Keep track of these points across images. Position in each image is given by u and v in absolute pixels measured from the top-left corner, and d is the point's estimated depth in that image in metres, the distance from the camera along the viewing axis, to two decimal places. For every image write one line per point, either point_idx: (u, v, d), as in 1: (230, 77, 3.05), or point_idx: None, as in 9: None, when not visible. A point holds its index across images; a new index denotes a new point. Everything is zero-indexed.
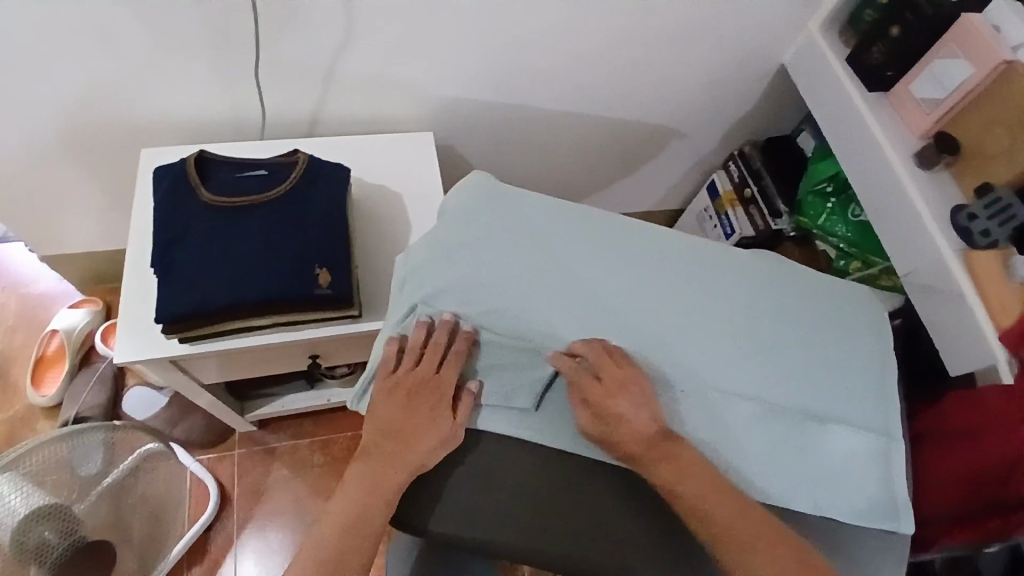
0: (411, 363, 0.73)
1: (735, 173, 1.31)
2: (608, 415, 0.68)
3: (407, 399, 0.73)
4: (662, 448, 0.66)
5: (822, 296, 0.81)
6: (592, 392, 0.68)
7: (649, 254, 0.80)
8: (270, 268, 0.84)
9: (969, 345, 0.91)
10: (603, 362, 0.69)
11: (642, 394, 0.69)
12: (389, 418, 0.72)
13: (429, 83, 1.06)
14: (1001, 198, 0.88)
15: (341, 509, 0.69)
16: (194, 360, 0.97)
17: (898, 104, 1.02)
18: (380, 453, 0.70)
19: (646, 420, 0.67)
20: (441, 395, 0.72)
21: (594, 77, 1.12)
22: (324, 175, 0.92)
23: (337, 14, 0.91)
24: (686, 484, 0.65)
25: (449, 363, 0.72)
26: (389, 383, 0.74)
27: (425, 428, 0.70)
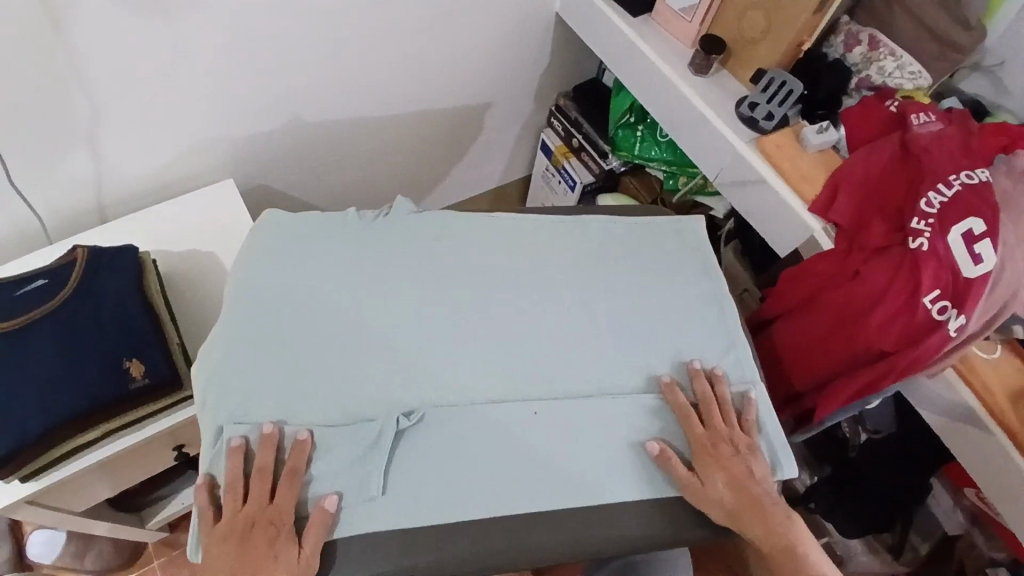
0: (236, 502, 0.68)
1: (559, 128, 1.34)
2: (711, 466, 0.72)
3: (241, 541, 0.67)
4: (756, 507, 0.71)
5: (617, 235, 0.87)
6: (697, 436, 0.73)
7: (453, 252, 0.82)
8: (81, 378, 0.80)
9: (785, 223, 0.94)
10: (710, 408, 0.74)
11: (745, 447, 0.74)
12: (233, 570, 0.65)
13: (211, 129, 1.01)
14: (773, 79, 0.94)
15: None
16: (65, 491, 0.89)
17: (663, 20, 1.05)
18: None
19: (746, 477, 0.72)
20: (281, 526, 0.66)
21: (377, 76, 1.10)
22: (110, 262, 0.87)
23: (76, 90, 0.84)
24: (789, 554, 0.72)
25: (282, 489, 0.67)
26: (219, 531, 0.67)
27: (271, 568, 0.64)
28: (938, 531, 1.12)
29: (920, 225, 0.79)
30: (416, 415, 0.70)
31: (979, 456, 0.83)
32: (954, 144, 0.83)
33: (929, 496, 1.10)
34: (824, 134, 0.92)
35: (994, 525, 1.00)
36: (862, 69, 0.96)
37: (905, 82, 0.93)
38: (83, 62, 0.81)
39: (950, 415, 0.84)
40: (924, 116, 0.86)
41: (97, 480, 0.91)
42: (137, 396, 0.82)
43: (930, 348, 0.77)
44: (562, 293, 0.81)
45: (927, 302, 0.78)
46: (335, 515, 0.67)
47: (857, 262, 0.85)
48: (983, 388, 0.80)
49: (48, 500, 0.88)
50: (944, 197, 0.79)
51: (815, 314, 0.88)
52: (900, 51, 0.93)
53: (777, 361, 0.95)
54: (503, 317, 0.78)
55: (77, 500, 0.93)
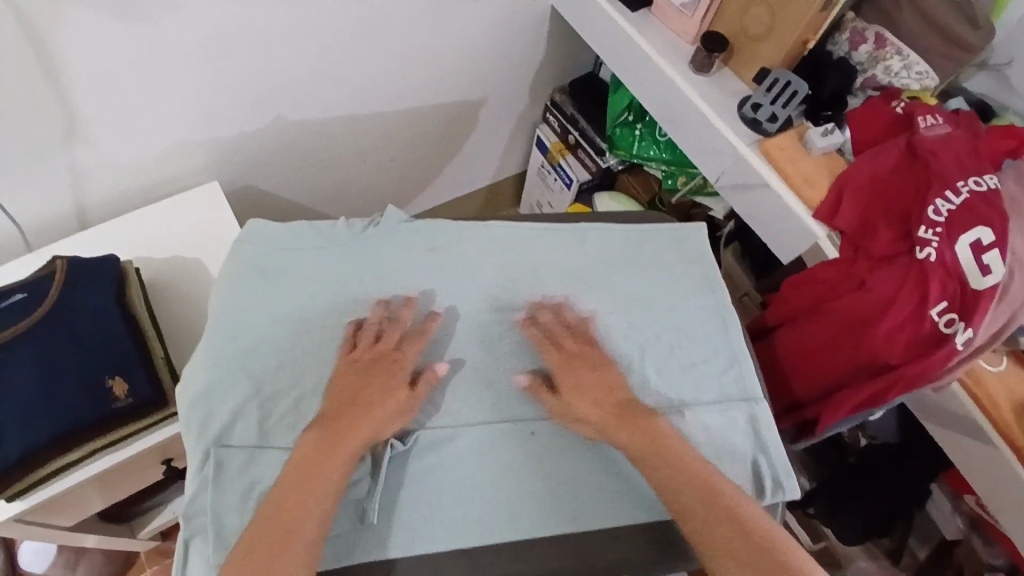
0: (371, 339, 0.71)
1: (555, 124, 1.32)
2: (569, 387, 0.71)
3: (365, 371, 0.69)
4: (627, 419, 0.69)
5: (618, 244, 0.85)
6: (553, 358, 0.72)
7: (448, 265, 0.80)
8: (64, 399, 0.77)
9: (787, 229, 0.91)
10: (560, 332, 0.74)
11: (601, 362, 0.73)
12: (352, 388, 0.68)
13: (194, 131, 0.97)
14: (777, 79, 0.91)
15: (287, 484, 0.62)
16: (53, 507, 0.86)
17: (663, 15, 1.01)
18: (329, 429, 0.65)
19: (603, 390, 0.70)
20: (403, 369, 0.70)
21: (367, 74, 1.06)
22: (90, 276, 0.84)
23: (51, 98, 0.80)
24: (660, 457, 0.66)
25: (409, 342, 0.71)
26: (350, 359, 0.70)
27: (384, 397, 0.67)
28: (939, 535, 1.11)
29: (928, 234, 0.77)
30: (410, 438, 0.69)
31: (981, 467, 0.82)
32: (961, 148, 0.80)
33: (929, 501, 1.10)
34: (829, 136, 0.89)
35: (994, 532, 1.00)
36: (868, 68, 0.92)
37: (912, 83, 0.90)
38: (57, 69, 0.78)
39: (953, 426, 0.83)
40: (931, 119, 0.84)
41: (83, 497, 0.88)
42: (121, 416, 0.80)
43: (937, 361, 0.75)
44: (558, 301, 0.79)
45: (934, 314, 0.76)
46: (344, 536, 0.65)
47: (859, 271, 0.83)
48: (990, 402, 0.78)
49: (36, 517, 0.86)
50: (952, 205, 0.76)
51: (817, 324, 0.86)
52: (907, 50, 0.89)
53: (778, 369, 0.93)
54: (499, 332, 0.76)
55: (66, 517, 0.90)
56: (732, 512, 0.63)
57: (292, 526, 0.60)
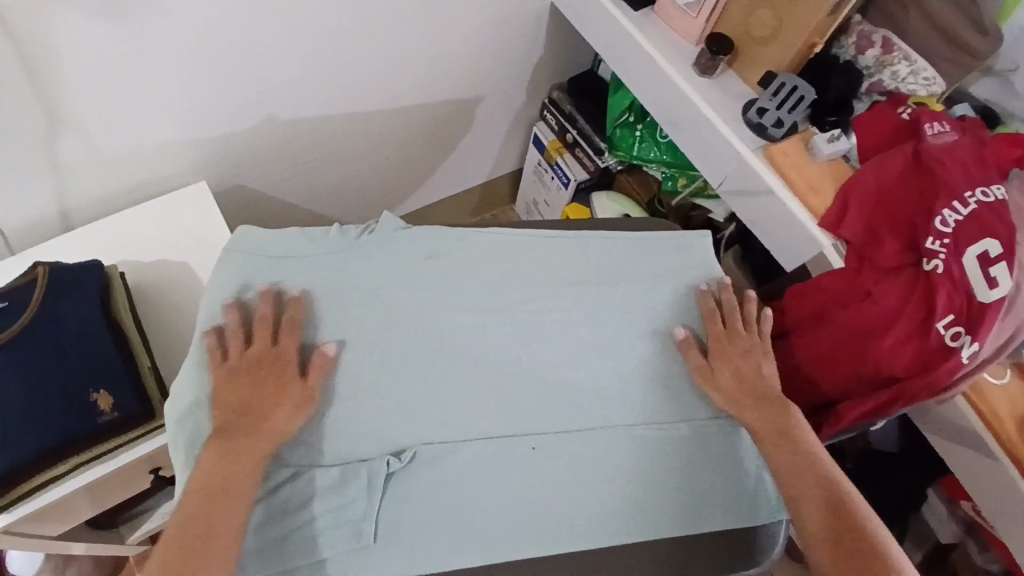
0: (243, 343, 0.69)
1: (553, 122, 1.29)
2: (723, 364, 0.75)
3: (248, 378, 0.67)
4: (768, 402, 0.73)
5: (621, 253, 0.83)
6: (715, 333, 0.76)
7: (447, 274, 0.78)
8: (47, 414, 0.75)
9: (791, 237, 0.90)
10: (731, 309, 0.78)
11: (754, 347, 0.76)
12: (245, 395, 0.67)
13: (182, 130, 0.94)
14: (783, 83, 0.89)
15: (195, 506, 0.61)
16: (45, 519, 0.83)
17: (665, 14, 0.99)
18: (228, 441, 0.64)
19: (753, 370, 0.75)
20: (287, 364, 0.68)
21: (361, 71, 1.03)
22: (73, 285, 0.81)
23: (27, 98, 0.77)
24: (790, 438, 0.71)
25: (288, 333, 0.70)
26: (225, 369, 0.68)
27: (278, 395, 0.67)
28: (935, 538, 1.11)
29: (936, 246, 0.75)
30: (406, 455, 0.66)
31: (980, 477, 0.81)
32: (969, 156, 0.79)
33: (924, 504, 1.10)
34: (835, 143, 0.88)
35: (986, 533, 1.00)
36: (875, 73, 0.91)
37: (919, 88, 0.88)
38: (36, 67, 0.74)
39: (955, 438, 0.82)
40: (938, 125, 0.82)
41: (73, 508, 0.85)
42: (105, 430, 0.77)
43: (943, 375, 0.74)
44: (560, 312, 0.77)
45: (940, 327, 0.74)
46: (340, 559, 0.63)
47: (864, 281, 0.81)
48: (993, 415, 0.78)
49: (31, 528, 0.82)
50: (959, 215, 0.75)
51: (821, 334, 0.84)
52: (914, 54, 0.88)
53: (778, 378, 0.91)
54: (499, 344, 0.74)
55: (60, 527, 0.88)
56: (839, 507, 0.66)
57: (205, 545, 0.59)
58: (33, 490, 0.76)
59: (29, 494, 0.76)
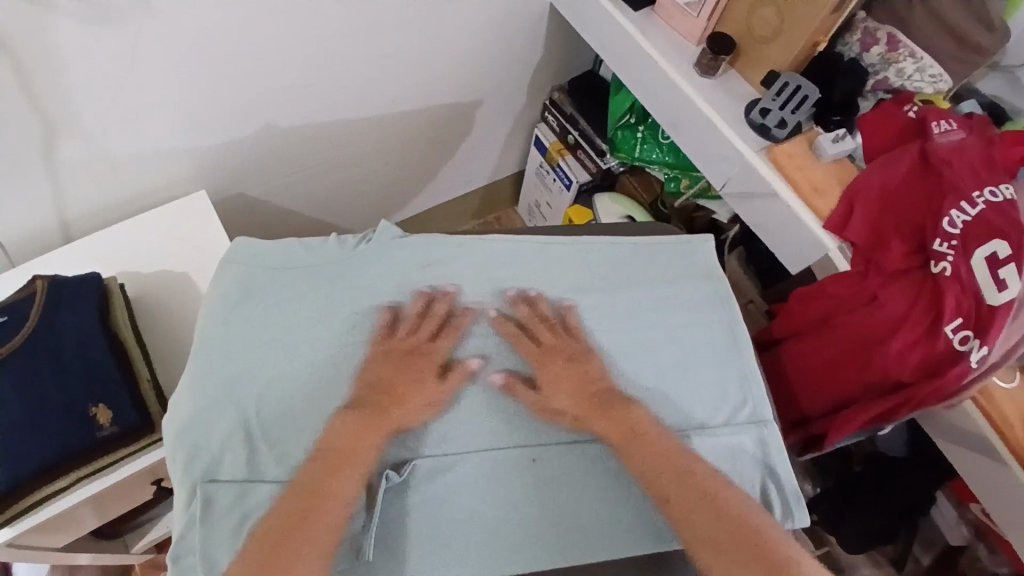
0: (409, 328, 0.72)
1: (554, 124, 1.28)
2: (549, 379, 0.71)
3: (402, 359, 0.70)
4: (606, 409, 0.69)
5: (627, 258, 0.82)
6: (530, 351, 0.72)
7: (449, 282, 0.77)
8: (46, 429, 0.75)
9: (796, 239, 0.88)
10: (536, 322, 0.74)
11: (580, 354, 0.73)
12: (381, 377, 0.69)
13: (179, 139, 0.93)
14: (787, 83, 0.87)
15: (300, 486, 0.62)
16: (47, 532, 0.82)
17: (666, 14, 0.97)
18: (364, 414, 0.66)
19: (584, 379, 0.71)
20: (435, 362, 0.70)
21: (358, 77, 1.02)
22: (71, 298, 0.80)
23: (22, 107, 0.76)
24: (638, 442, 0.67)
25: (444, 334, 0.72)
26: (386, 347, 0.71)
27: (417, 388, 0.68)
28: (942, 541, 1.09)
29: (943, 248, 0.74)
30: (406, 468, 0.66)
31: (991, 485, 0.79)
32: (975, 156, 0.77)
33: (933, 507, 1.08)
34: (839, 143, 0.86)
35: (996, 537, 0.98)
36: (880, 71, 0.89)
37: (925, 86, 0.87)
38: (30, 77, 0.74)
39: (965, 443, 0.80)
40: (945, 124, 0.80)
41: (75, 520, 0.84)
42: (106, 444, 0.77)
43: (951, 381, 0.72)
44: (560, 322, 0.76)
45: (947, 331, 0.73)
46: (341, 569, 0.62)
47: (868, 285, 0.80)
48: (1004, 421, 0.76)
49: (33, 541, 0.81)
50: (967, 216, 0.73)
51: (827, 338, 0.83)
52: (920, 51, 0.86)
53: (784, 383, 0.90)
54: (497, 354, 0.73)
55: (65, 537, 0.87)
56: (719, 506, 0.62)
57: (304, 524, 0.60)
58: (36, 504, 0.75)
59: (33, 507, 0.75)
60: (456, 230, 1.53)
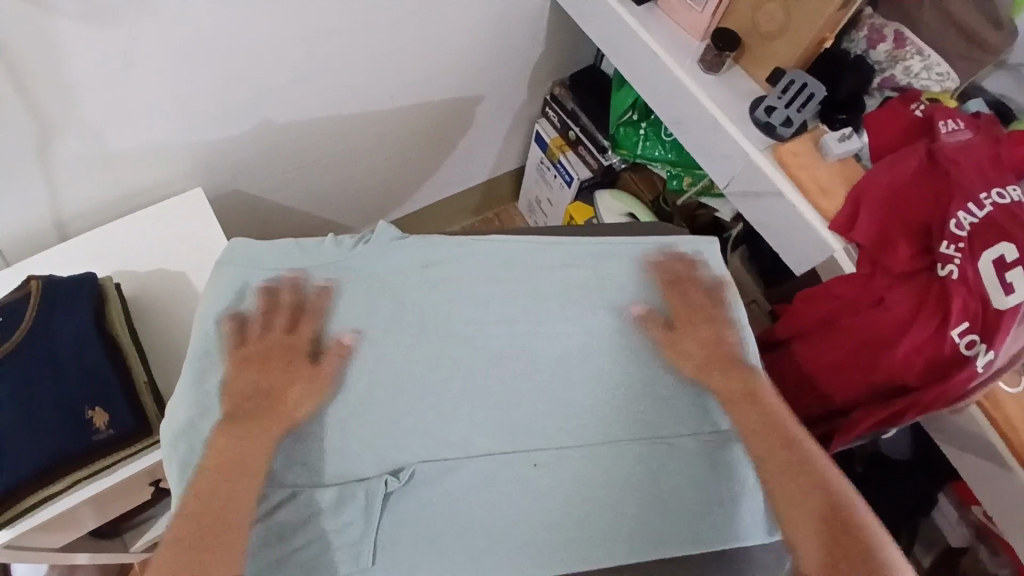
0: (261, 328, 0.71)
1: (555, 119, 1.27)
2: (686, 332, 0.76)
3: (262, 363, 0.69)
4: (729, 367, 0.74)
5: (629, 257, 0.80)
6: (675, 305, 0.77)
7: (449, 283, 0.76)
8: (42, 433, 0.74)
9: (801, 239, 0.87)
10: (681, 282, 0.78)
11: (713, 315, 0.77)
12: (259, 380, 0.68)
13: (176, 136, 0.92)
14: (793, 80, 0.86)
15: (211, 481, 0.61)
16: (46, 533, 0.80)
17: (669, 8, 0.95)
18: (248, 420, 0.65)
19: (710, 338, 0.75)
20: (296, 354, 0.70)
21: (357, 73, 1.00)
22: (69, 299, 0.79)
23: (16, 106, 0.75)
24: (751, 401, 0.71)
25: (305, 319, 0.72)
26: (240, 354, 0.69)
27: (291, 379, 0.68)
28: (944, 542, 1.08)
29: (950, 250, 0.73)
30: (404, 473, 0.66)
31: (995, 489, 0.79)
32: (984, 156, 0.75)
33: (935, 509, 1.08)
34: (846, 142, 0.85)
35: (1000, 541, 0.98)
36: (886, 68, 0.87)
37: (932, 84, 0.85)
38: (24, 75, 0.72)
39: (969, 446, 0.80)
40: (952, 123, 0.79)
41: (74, 521, 0.83)
42: (103, 448, 0.76)
43: (957, 385, 0.71)
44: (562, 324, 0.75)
45: (954, 336, 0.72)
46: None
47: (874, 286, 0.79)
48: (1008, 424, 0.75)
49: (32, 541, 0.80)
50: (974, 218, 0.72)
51: (832, 339, 0.82)
52: (927, 49, 0.85)
53: (787, 385, 0.89)
54: (498, 357, 0.72)
55: (65, 536, 0.86)
56: (808, 475, 0.65)
57: (218, 519, 0.59)
58: (33, 505, 0.74)
59: (31, 508, 0.74)
60: (456, 226, 1.52)
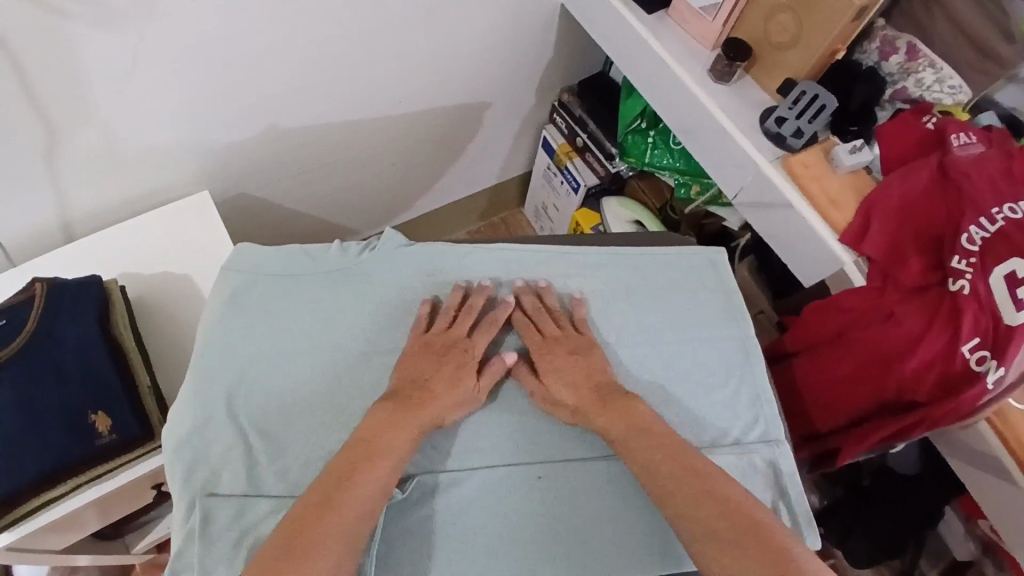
0: (447, 321, 0.71)
1: (563, 126, 1.26)
2: (549, 370, 0.70)
3: (439, 355, 0.69)
4: (609, 401, 0.68)
5: (642, 267, 0.81)
6: (532, 343, 0.72)
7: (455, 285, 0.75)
8: (44, 436, 0.74)
9: (810, 252, 0.86)
10: (540, 315, 0.73)
11: (583, 347, 0.72)
12: (415, 373, 0.68)
13: (183, 140, 0.92)
14: (804, 92, 0.85)
15: (345, 463, 0.61)
16: (49, 536, 0.80)
17: (679, 17, 0.95)
18: (395, 410, 0.65)
19: (581, 373, 0.70)
20: (471, 360, 0.70)
21: (364, 78, 1.00)
22: (72, 301, 0.79)
23: (22, 109, 0.75)
24: (636, 436, 0.65)
25: (482, 329, 0.72)
26: (422, 341, 0.70)
27: (453, 383, 0.68)
28: (950, 556, 1.07)
29: (962, 265, 0.72)
30: (409, 485, 0.65)
31: (1004, 507, 0.77)
32: (997, 169, 0.74)
33: (940, 522, 1.06)
34: (857, 153, 0.84)
35: (1002, 555, 0.96)
36: (898, 80, 0.87)
37: (944, 97, 0.85)
38: (29, 78, 0.72)
39: (979, 464, 0.79)
40: (964, 136, 0.78)
41: (76, 525, 0.82)
42: (104, 452, 0.76)
43: (967, 401, 0.70)
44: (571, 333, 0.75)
45: (964, 351, 0.71)
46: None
47: (883, 301, 0.78)
48: (1020, 443, 0.74)
49: (34, 544, 0.80)
50: (986, 233, 0.71)
51: (842, 353, 0.81)
52: (940, 62, 0.84)
53: (799, 399, 0.88)
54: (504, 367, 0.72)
55: (69, 538, 0.85)
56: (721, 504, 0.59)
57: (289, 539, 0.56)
58: (37, 509, 0.73)
59: (32, 512, 0.74)
60: (461, 231, 1.51)
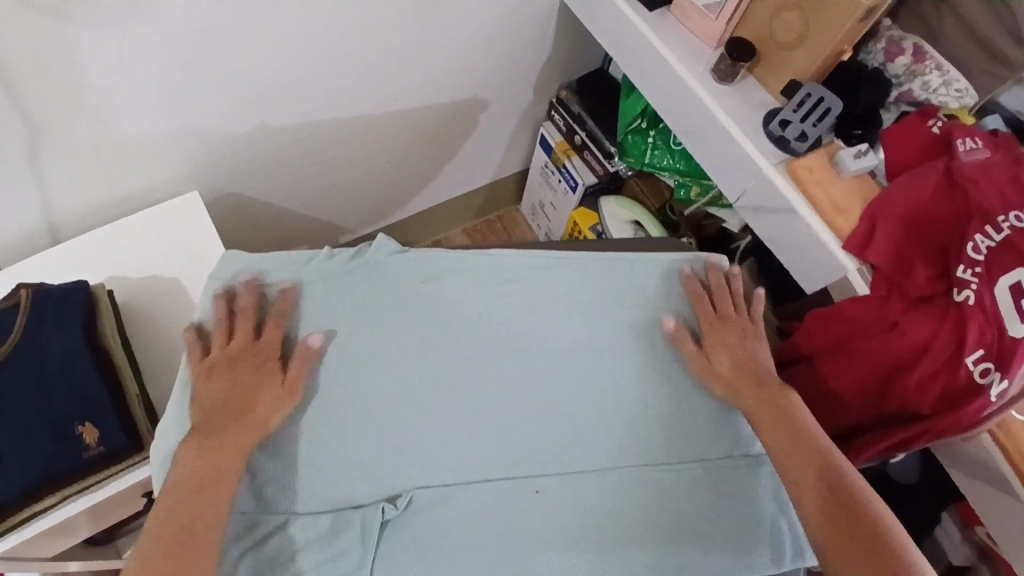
0: (222, 340, 0.68)
1: (561, 123, 1.24)
2: (717, 346, 0.72)
3: (230, 371, 0.66)
4: (766, 387, 0.70)
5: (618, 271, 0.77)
6: (705, 320, 0.74)
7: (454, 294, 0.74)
8: (32, 447, 0.72)
9: (813, 257, 0.85)
10: (719, 294, 0.76)
11: (751, 333, 0.74)
12: (225, 393, 0.65)
13: (172, 140, 0.89)
14: (810, 94, 0.83)
15: (221, 464, 0.61)
16: (43, 544, 0.79)
17: (682, 15, 0.93)
18: (213, 436, 0.62)
19: (746, 356, 0.72)
20: (267, 358, 0.67)
21: (359, 75, 0.98)
22: (56, 308, 0.77)
23: (6, 112, 0.72)
24: (789, 424, 0.66)
25: (271, 325, 0.69)
26: (205, 364, 0.67)
27: (260, 387, 0.65)
28: (945, 562, 1.03)
29: (966, 274, 0.71)
30: (402, 500, 0.64)
31: (1004, 517, 0.77)
32: (1003, 176, 0.73)
33: (939, 528, 1.04)
34: (862, 158, 0.82)
35: (1000, 561, 0.94)
36: (904, 82, 0.85)
37: (950, 100, 0.83)
38: (12, 81, 0.70)
39: (981, 473, 0.78)
40: (971, 141, 0.76)
41: (68, 533, 0.81)
42: (92, 465, 0.74)
43: (969, 413, 0.70)
44: (570, 343, 0.73)
45: (969, 363, 0.70)
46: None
47: (888, 310, 0.76)
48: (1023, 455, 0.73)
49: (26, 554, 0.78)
50: (992, 242, 0.70)
51: (846, 362, 0.80)
52: (947, 64, 0.82)
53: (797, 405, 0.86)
54: (502, 377, 0.70)
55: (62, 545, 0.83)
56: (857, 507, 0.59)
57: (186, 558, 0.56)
58: (26, 520, 0.72)
59: (22, 522, 0.72)
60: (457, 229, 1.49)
